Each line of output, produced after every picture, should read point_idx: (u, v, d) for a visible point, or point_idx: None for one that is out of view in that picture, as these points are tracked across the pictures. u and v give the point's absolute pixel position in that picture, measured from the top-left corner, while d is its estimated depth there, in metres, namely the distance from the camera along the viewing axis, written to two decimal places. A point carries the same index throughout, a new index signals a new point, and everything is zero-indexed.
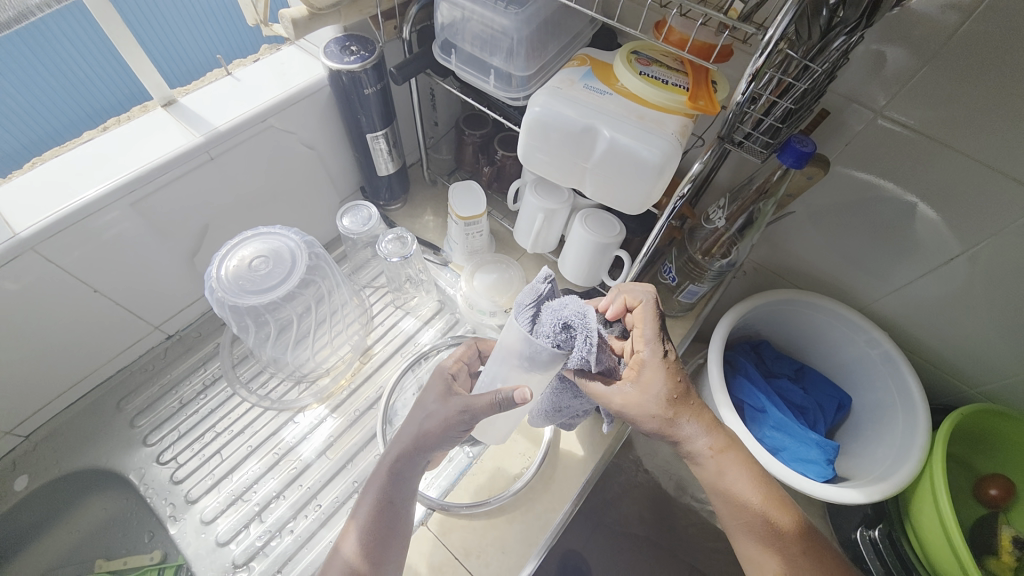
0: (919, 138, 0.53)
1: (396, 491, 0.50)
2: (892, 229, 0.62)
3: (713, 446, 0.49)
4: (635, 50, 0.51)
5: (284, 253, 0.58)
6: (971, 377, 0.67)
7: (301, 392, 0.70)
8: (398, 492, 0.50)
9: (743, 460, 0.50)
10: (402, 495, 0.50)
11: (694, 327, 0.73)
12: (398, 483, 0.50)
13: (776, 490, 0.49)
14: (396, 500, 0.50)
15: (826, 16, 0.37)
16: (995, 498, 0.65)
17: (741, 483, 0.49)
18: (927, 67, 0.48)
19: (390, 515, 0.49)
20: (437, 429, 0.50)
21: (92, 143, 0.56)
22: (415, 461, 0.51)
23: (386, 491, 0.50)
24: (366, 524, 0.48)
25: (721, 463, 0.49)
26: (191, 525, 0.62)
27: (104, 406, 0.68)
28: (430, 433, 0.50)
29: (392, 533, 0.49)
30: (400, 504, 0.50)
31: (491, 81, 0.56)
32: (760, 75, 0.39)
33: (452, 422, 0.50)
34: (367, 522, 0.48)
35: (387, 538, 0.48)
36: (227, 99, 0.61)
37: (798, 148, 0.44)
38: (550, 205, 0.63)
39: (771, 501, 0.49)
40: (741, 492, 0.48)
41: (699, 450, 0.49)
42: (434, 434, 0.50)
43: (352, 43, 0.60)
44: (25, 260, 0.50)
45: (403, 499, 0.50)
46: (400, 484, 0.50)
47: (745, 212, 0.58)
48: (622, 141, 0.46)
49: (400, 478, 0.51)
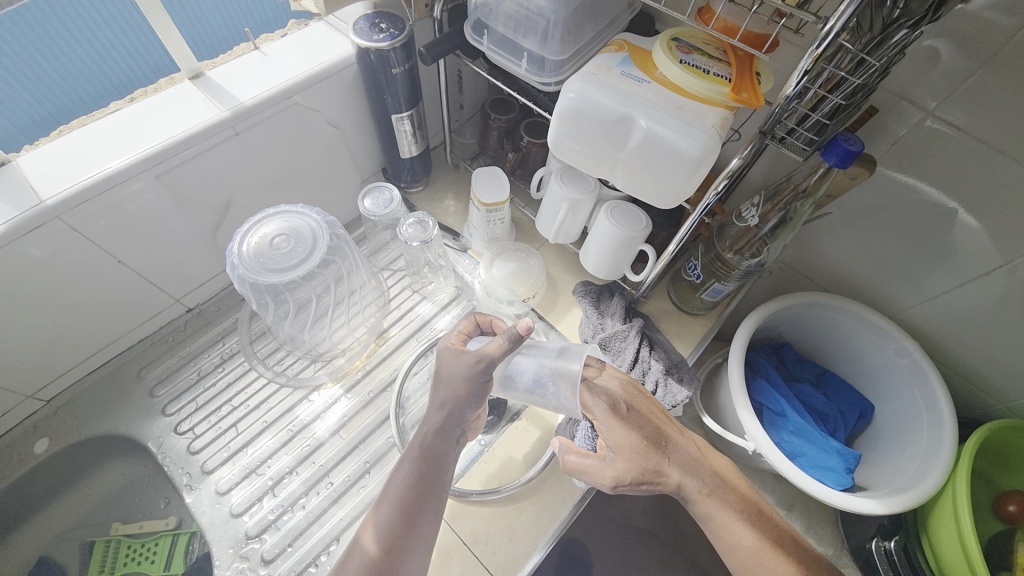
0: (970, 142, 0.50)
1: (433, 471, 0.51)
2: (929, 237, 0.59)
3: (703, 488, 0.52)
4: (676, 36, 0.48)
5: (305, 232, 0.58)
6: (999, 393, 0.65)
7: (317, 371, 0.71)
8: (437, 471, 0.51)
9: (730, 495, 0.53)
10: (439, 476, 0.51)
11: (715, 327, 0.72)
12: (438, 461, 0.51)
13: (763, 524, 0.52)
14: (433, 478, 0.51)
15: (889, 7, 0.35)
16: (1013, 515, 0.62)
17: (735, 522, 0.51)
18: (986, 66, 0.45)
19: (428, 494, 0.50)
20: (463, 400, 0.52)
21: (118, 113, 0.55)
22: (450, 437, 0.53)
23: (423, 466, 0.51)
24: (390, 511, 0.48)
25: (708, 505, 0.52)
26: (206, 495, 0.63)
27: (124, 375, 0.69)
28: (461, 400, 0.52)
29: (428, 512, 0.49)
30: (437, 482, 0.51)
31: (524, 65, 0.54)
32: (814, 69, 0.38)
33: (473, 380, 0.52)
34: (402, 498, 0.49)
35: (422, 513, 0.49)
36: (255, 74, 0.60)
37: (844, 147, 0.42)
38: (575, 195, 0.62)
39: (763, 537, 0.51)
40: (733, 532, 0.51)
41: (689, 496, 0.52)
42: (461, 402, 0.52)
43: (381, 20, 0.58)
44: (51, 228, 0.51)
45: (442, 480, 0.51)
46: (439, 463, 0.51)
47: (780, 210, 0.56)
48: (659, 132, 0.45)
49: (439, 456, 0.52)
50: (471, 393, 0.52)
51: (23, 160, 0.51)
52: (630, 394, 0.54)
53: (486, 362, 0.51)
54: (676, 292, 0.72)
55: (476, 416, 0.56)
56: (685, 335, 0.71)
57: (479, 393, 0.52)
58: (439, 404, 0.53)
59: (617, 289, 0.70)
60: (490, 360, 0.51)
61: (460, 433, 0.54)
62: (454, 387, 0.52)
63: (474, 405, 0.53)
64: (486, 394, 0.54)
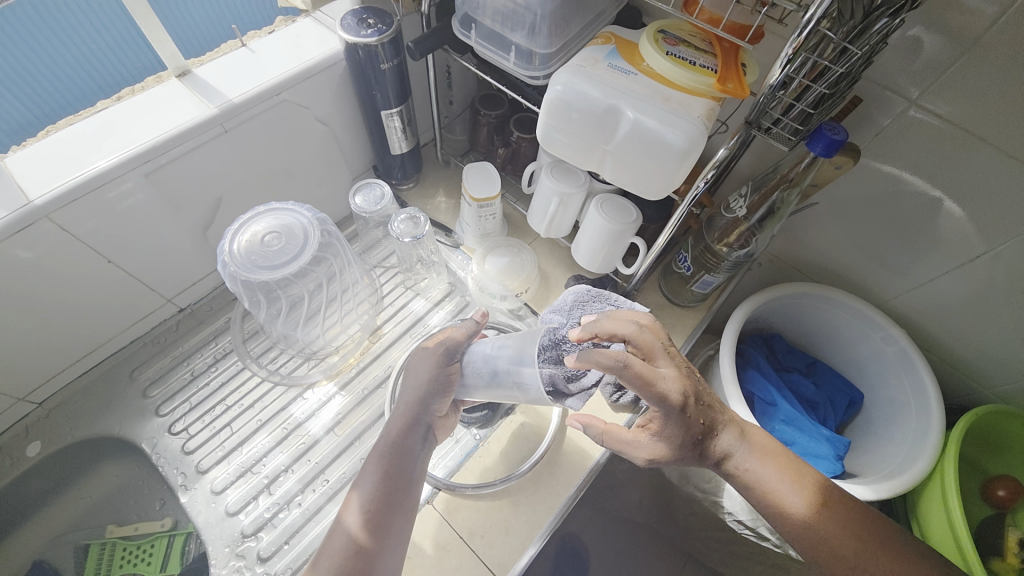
0: (952, 130, 0.51)
1: (401, 467, 0.51)
2: (914, 224, 0.60)
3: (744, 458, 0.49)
4: (663, 28, 0.49)
5: (296, 229, 0.57)
6: (986, 377, 0.66)
7: (311, 369, 0.71)
8: (405, 466, 0.51)
9: (775, 459, 0.50)
10: (407, 471, 0.51)
11: (706, 318, 0.73)
12: (405, 457, 0.52)
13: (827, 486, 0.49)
14: (402, 474, 0.51)
15: None
16: (1002, 500, 0.64)
17: (787, 489, 0.48)
18: (966, 55, 0.46)
19: (394, 491, 0.49)
20: (430, 389, 0.55)
21: (104, 112, 0.55)
22: (416, 434, 0.54)
23: (388, 462, 0.51)
24: (368, 499, 0.48)
25: (753, 473, 0.49)
26: (201, 494, 0.63)
27: (117, 376, 0.69)
28: (427, 385, 0.55)
29: (399, 507, 0.49)
30: (405, 478, 0.51)
31: (512, 59, 0.54)
32: (796, 58, 0.38)
33: (440, 370, 0.55)
34: (371, 495, 0.49)
35: (392, 510, 0.49)
36: (242, 71, 0.60)
37: (829, 136, 0.42)
38: (565, 189, 0.62)
39: (817, 499, 0.48)
40: (789, 498, 0.48)
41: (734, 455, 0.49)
42: (426, 390, 0.54)
43: (369, 16, 0.58)
44: (39, 229, 0.50)
45: (412, 475, 0.51)
46: (407, 458, 0.52)
47: (768, 200, 0.56)
48: (647, 123, 0.45)
49: (407, 451, 0.52)
50: (436, 380, 0.55)
51: (10, 160, 0.51)
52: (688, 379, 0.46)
53: (446, 345, 0.56)
54: (668, 285, 0.73)
55: (443, 414, 0.57)
56: (677, 326, 0.72)
57: (443, 381, 0.55)
58: (405, 395, 0.55)
59: (608, 283, 0.72)
60: (451, 343, 0.56)
61: (426, 428, 0.55)
62: (420, 375, 0.55)
63: (440, 397, 0.55)
64: (452, 387, 0.56)
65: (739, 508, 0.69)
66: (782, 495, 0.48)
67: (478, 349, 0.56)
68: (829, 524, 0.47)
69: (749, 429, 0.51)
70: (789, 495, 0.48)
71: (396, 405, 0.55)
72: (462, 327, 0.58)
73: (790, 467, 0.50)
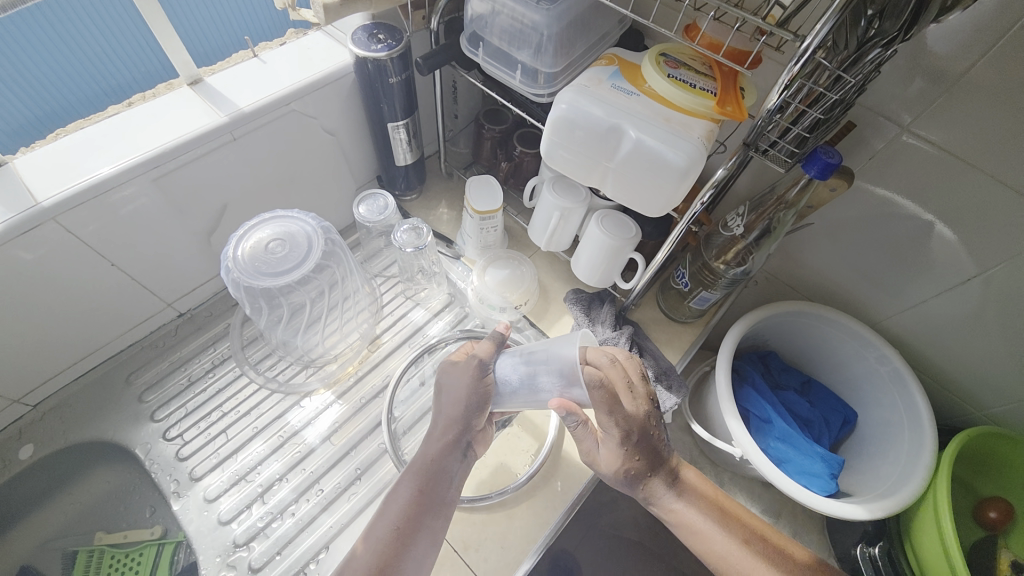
0: (944, 156, 0.52)
1: (436, 485, 0.52)
2: (906, 247, 0.61)
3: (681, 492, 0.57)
4: (664, 52, 0.50)
5: (300, 237, 0.58)
6: (977, 399, 0.67)
7: (309, 377, 0.70)
8: (441, 486, 0.52)
9: (705, 496, 0.58)
10: (443, 490, 0.52)
11: (703, 334, 0.73)
12: (440, 476, 0.53)
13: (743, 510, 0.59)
14: (433, 492, 0.51)
15: (863, 28, 0.37)
16: (994, 521, 0.64)
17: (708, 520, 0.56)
18: (956, 84, 0.48)
19: (425, 509, 0.50)
20: (467, 405, 0.56)
21: (114, 117, 0.56)
22: (453, 452, 0.55)
23: (423, 480, 0.52)
24: (399, 512, 0.50)
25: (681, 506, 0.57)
26: (194, 502, 0.62)
27: (113, 380, 0.68)
28: (466, 403, 0.56)
29: (426, 527, 0.49)
30: (437, 498, 0.51)
31: (518, 77, 0.56)
32: (794, 85, 0.39)
33: (477, 384, 0.57)
34: (403, 510, 0.50)
35: (420, 528, 0.49)
36: (252, 81, 0.61)
37: (824, 160, 0.44)
38: (566, 204, 0.63)
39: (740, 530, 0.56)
40: (709, 531, 0.55)
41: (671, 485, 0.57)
42: (465, 405, 0.56)
43: (379, 32, 0.60)
44: (44, 231, 0.51)
45: (445, 495, 0.52)
46: (442, 477, 0.53)
47: (765, 220, 0.57)
48: (648, 142, 0.46)
49: (443, 469, 0.53)
50: (472, 396, 0.56)
51: (18, 162, 0.51)
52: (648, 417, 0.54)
53: (478, 360, 0.58)
54: (665, 300, 0.74)
55: (481, 428, 0.58)
56: (674, 341, 0.72)
57: (479, 395, 0.56)
58: (445, 411, 0.57)
59: (607, 297, 0.72)
60: (483, 358, 0.58)
61: (465, 446, 0.56)
62: (458, 392, 0.57)
63: (477, 413, 0.57)
64: (486, 403, 0.57)
65: None
66: (704, 528, 0.56)
67: (505, 360, 0.57)
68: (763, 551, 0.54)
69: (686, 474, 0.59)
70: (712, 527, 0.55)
71: (437, 421, 0.56)
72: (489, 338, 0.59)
73: (720, 503, 0.58)
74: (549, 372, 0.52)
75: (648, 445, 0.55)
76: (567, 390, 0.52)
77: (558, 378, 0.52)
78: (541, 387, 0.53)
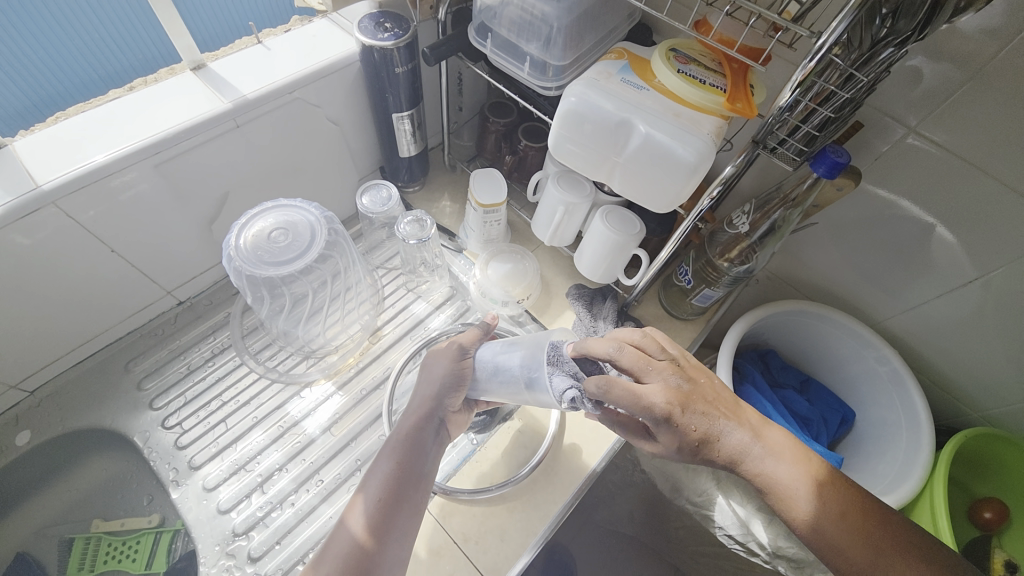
0: (950, 157, 0.52)
1: (413, 461, 0.51)
2: (908, 248, 0.62)
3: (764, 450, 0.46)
4: (674, 47, 0.50)
5: (302, 226, 0.58)
6: (974, 401, 0.68)
7: (309, 367, 0.70)
8: (417, 461, 0.51)
9: (791, 455, 0.46)
10: (419, 465, 0.51)
11: (704, 331, 0.73)
12: (416, 452, 0.52)
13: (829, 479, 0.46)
14: (411, 468, 0.50)
15: (877, 26, 0.37)
16: (988, 521, 0.65)
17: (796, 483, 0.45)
18: (965, 87, 0.48)
19: (404, 485, 0.49)
20: (442, 384, 0.56)
21: (117, 101, 0.55)
22: (429, 428, 0.54)
23: (402, 455, 0.51)
24: (379, 489, 0.48)
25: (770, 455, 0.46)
26: (192, 491, 0.62)
27: (111, 367, 0.68)
28: (444, 383, 0.56)
29: (408, 502, 0.49)
30: (414, 472, 0.50)
31: (526, 69, 0.55)
32: (807, 81, 0.39)
33: (455, 366, 0.57)
34: (382, 486, 0.49)
35: (400, 503, 0.48)
36: (256, 68, 0.60)
37: (832, 158, 0.44)
38: (571, 198, 0.63)
39: (829, 498, 0.45)
40: (798, 500, 0.44)
41: (751, 455, 0.45)
42: (441, 384, 0.56)
43: (386, 20, 0.59)
44: (43, 215, 0.50)
45: (422, 469, 0.51)
46: (418, 452, 0.52)
47: (770, 218, 0.57)
48: (657, 137, 0.46)
49: (419, 445, 0.52)
50: (448, 375, 0.56)
51: (19, 145, 0.51)
52: (683, 395, 0.43)
53: (457, 344, 0.58)
54: (667, 297, 0.74)
55: (457, 409, 0.58)
56: (675, 339, 0.72)
57: (458, 377, 0.56)
58: (421, 391, 0.56)
59: (609, 293, 0.72)
60: (463, 343, 0.58)
61: (439, 424, 0.55)
62: (434, 372, 0.57)
63: (452, 393, 0.56)
64: (464, 384, 0.57)
65: (730, 522, 0.71)
66: (801, 494, 0.45)
67: (487, 348, 0.58)
68: (871, 524, 0.44)
69: (767, 435, 0.47)
70: (804, 501, 0.44)
71: (412, 402, 0.56)
72: (476, 329, 0.61)
73: (810, 468, 0.46)
74: (517, 353, 0.53)
75: (700, 418, 0.44)
76: (529, 373, 0.50)
77: (525, 360, 0.51)
78: (512, 368, 0.53)
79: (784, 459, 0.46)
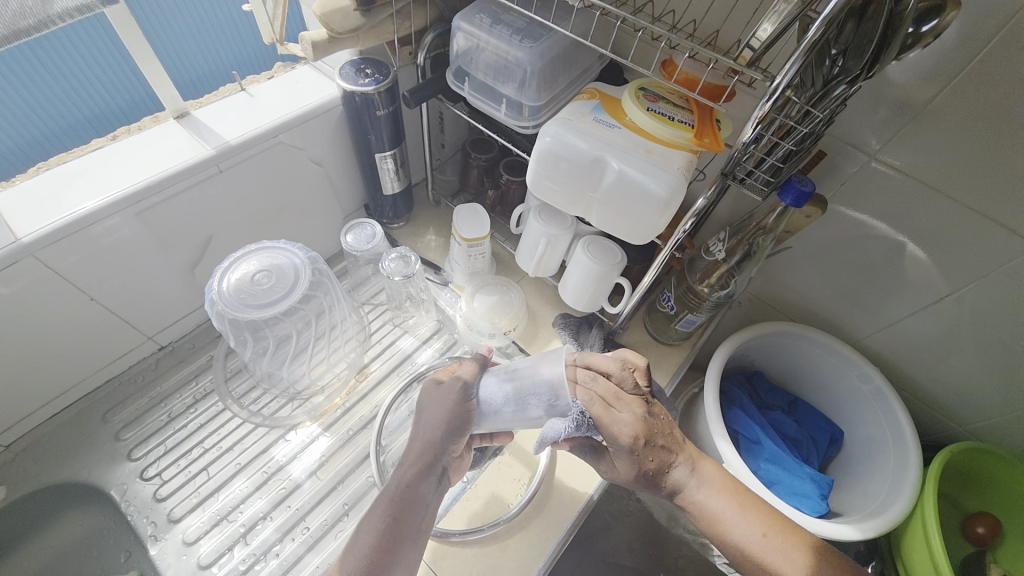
0: (910, 181, 0.55)
1: (407, 512, 0.49)
2: (881, 267, 0.64)
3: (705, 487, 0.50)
4: (643, 86, 0.53)
5: (287, 269, 0.58)
6: (958, 415, 0.69)
7: (294, 410, 0.69)
8: (413, 515, 0.49)
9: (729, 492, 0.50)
10: (416, 520, 0.49)
11: (691, 356, 0.74)
12: (414, 503, 0.49)
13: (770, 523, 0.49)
14: (405, 522, 0.48)
15: (827, 66, 0.39)
16: (982, 537, 0.65)
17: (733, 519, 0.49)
18: (918, 116, 0.50)
19: (400, 540, 0.47)
20: (445, 429, 0.53)
21: (100, 152, 0.56)
22: (428, 479, 0.52)
23: (396, 507, 0.49)
24: (370, 546, 0.46)
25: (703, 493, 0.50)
26: (172, 546, 0.59)
27: (89, 417, 0.66)
28: (446, 427, 0.53)
29: (399, 559, 0.46)
30: (411, 525, 0.48)
31: (503, 109, 0.57)
32: (766, 119, 0.41)
33: (459, 407, 0.54)
34: (373, 542, 0.46)
35: (391, 562, 0.46)
36: (240, 114, 0.61)
37: (799, 188, 0.46)
38: (552, 231, 0.64)
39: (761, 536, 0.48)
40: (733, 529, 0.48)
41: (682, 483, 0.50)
42: (444, 427, 0.53)
43: (367, 66, 0.61)
44: (24, 265, 0.49)
45: (418, 526, 0.49)
46: (417, 505, 0.50)
47: (745, 244, 0.59)
48: (632, 173, 0.48)
49: (419, 495, 0.50)
50: (453, 420, 0.53)
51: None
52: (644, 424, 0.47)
53: (461, 383, 0.55)
54: (652, 323, 0.75)
55: (460, 455, 0.56)
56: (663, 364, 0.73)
57: (462, 420, 0.54)
58: (423, 433, 0.54)
59: (596, 322, 0.73)
60: (466, 381, 0.55)
61: (440, 472, 0.53)
62: (438, 414, 0.54)
63: (455, 437, 0.54)
64: (469, 426, 0.54)
65: None
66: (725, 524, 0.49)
67: (489, 381, 0.55)
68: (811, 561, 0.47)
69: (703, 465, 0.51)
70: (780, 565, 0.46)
71: (413, 444, 0.54)
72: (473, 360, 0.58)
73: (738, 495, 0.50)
74: (532, 383, 0.51)
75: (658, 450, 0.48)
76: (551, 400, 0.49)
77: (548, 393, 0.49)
78: (529, 405, 0.51)
79: (716, 492, 0.50)
